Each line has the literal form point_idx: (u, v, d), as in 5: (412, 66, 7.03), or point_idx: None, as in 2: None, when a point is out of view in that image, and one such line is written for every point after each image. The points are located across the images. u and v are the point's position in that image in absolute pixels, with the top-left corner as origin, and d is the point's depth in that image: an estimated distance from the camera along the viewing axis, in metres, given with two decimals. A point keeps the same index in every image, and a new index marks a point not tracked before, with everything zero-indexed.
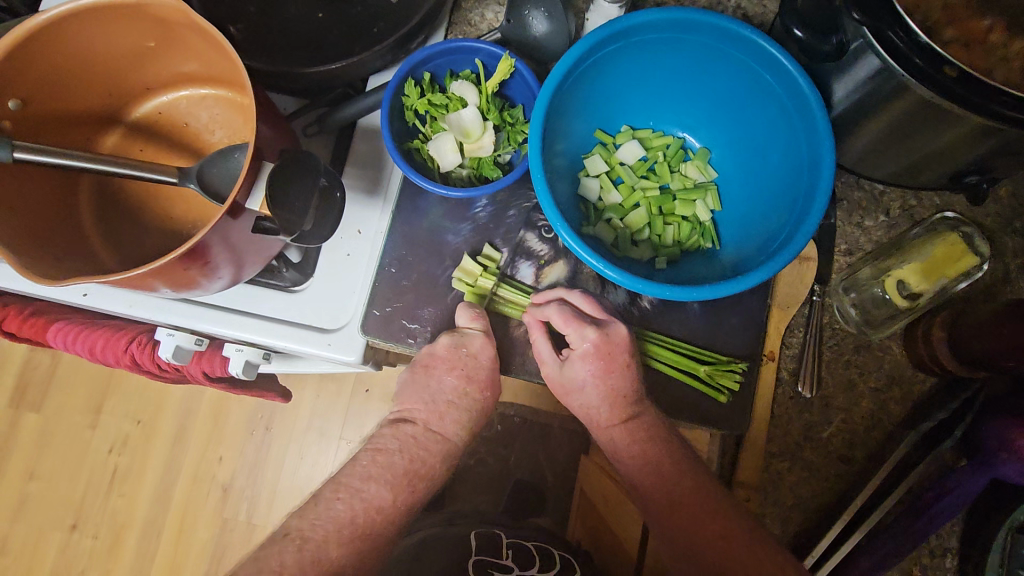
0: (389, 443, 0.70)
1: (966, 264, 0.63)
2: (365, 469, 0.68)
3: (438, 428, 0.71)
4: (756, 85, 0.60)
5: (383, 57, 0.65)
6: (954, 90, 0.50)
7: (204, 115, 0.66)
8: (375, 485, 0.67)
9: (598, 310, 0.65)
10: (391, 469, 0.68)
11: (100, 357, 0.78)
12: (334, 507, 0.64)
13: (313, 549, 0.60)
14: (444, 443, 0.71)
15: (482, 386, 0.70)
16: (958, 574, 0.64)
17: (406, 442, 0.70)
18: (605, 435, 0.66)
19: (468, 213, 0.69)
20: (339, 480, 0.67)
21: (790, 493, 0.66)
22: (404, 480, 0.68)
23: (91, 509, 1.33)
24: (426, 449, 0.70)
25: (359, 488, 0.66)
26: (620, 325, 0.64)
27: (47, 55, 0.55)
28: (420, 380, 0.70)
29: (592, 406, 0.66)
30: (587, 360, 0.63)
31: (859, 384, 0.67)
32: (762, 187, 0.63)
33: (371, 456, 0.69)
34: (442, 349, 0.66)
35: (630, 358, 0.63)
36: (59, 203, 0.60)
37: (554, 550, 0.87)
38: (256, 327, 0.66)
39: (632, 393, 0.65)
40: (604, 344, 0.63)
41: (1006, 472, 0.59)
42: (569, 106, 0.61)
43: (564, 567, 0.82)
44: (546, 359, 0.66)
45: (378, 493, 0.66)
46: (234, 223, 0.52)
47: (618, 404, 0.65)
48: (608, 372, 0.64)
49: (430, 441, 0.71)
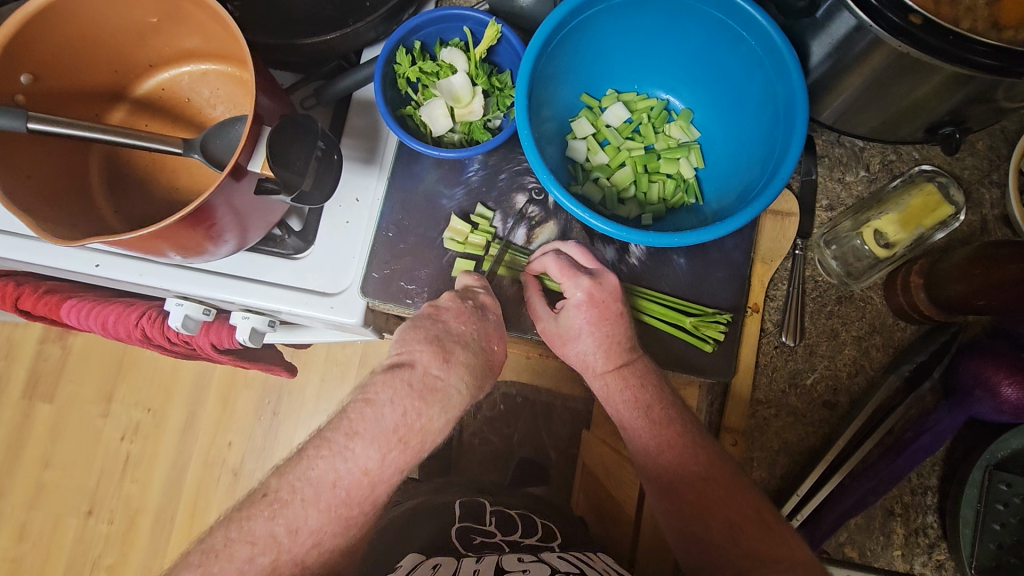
0: (380, 392, 0.61)
1: (943, 213, 0.66)
2: (351, 426, 0.60)
3: (439, 376, 0.62)
4: (733, 43, 0.62)
5: (376, 28, 0.67)
6: (922, 38, 0.52)
7: (205, 91, 0.69)
8: (361, 443, 0.59)
9: (591, 261, 0.67)
10: (379, 423, 0.60)
11: (112, 332, 0.82)
12: (316, 467, 0.58)
13: (289, 517, 0.57)
14: (443, 393, 0.62)
15: (492, 332, 0.66)
16: (938, 510, 0.67)
17: (400, 391, 0.61)
18: (599, 382, 0.68)
19: (461, 177, 0.72)
20: (323, 435, 0.60)
21: (776, 438, 0.69)
22: (393, 437, 0.60)
23: (106, 494, 1.36)
24: (421, 400, 0.61)
25: (345, 448, 0.59)
26: (612, 276, 0.66)
27: (56, 30, 0.58)
28: (427, 323, 0.64)
29: (589, 356, 0.67)
30: (581, 308, 0.65)
31: (842, 333, 0.69)
32: (743, 143, 0.66)
33: (359, 410, 0.61)
34: (449, 302, 0.66)
35: (622, 307, 0.66)
36: (72, 176, 0.63)
37: (536, 516, 0.89)
38: (260, 292, 0.68)
39: (626, 341, 0.66)
40: (599, 292, 0.65)
41: (981, 409, 0.62)
42: (555, 70, 0.63)
43: (545, 534, 0.83)
44: (542, 315, 0.68)
45: (364, 454, 0.59)
46: (237, 186, 0.55)
47: (614, 352, 0.66)
48: (602, 320, 0.65)
49: (429, 391, 0.62)
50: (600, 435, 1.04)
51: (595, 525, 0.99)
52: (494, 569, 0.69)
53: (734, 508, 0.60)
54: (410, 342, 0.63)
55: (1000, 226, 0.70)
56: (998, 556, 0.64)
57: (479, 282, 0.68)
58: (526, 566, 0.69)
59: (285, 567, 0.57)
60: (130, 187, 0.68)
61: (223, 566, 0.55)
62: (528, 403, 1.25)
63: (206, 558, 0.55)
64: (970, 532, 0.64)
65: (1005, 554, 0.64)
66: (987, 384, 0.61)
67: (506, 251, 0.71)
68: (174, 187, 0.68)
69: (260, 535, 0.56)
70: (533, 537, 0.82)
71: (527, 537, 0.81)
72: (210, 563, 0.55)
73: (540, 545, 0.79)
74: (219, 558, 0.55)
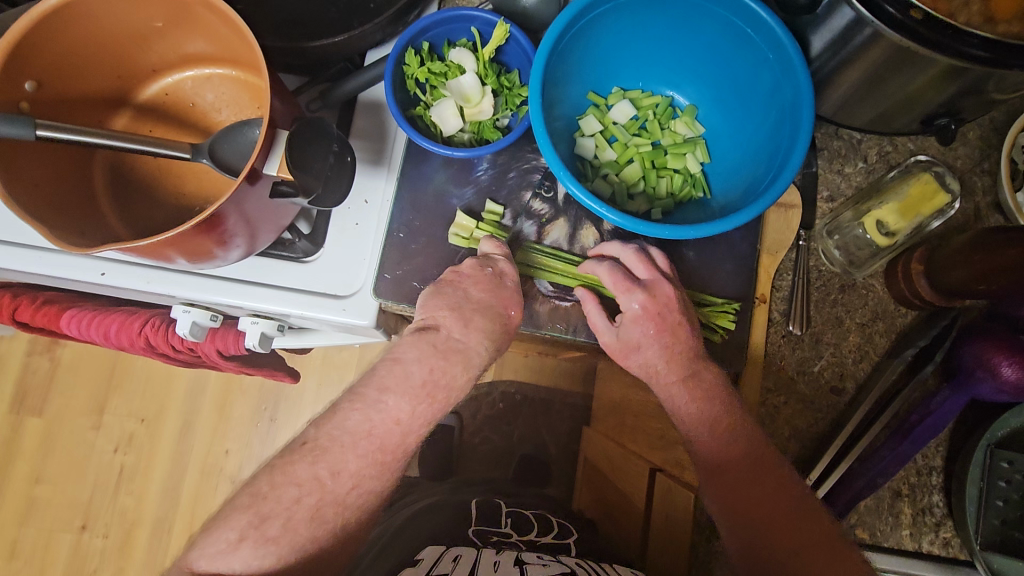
0: (406, 352, 0.65)
1: (939, 202, 0.68)
2: (382, 379, 0.64)
3: (461, 338, 0.66)
4: (737, 39, 0.64)
5: (382, 30, 0.68)
6: (921, 31, 0.54)
7: (210, 95, 0.69)
8: (393, 396, 0.64)
9: (647, 271, 0.67)
10: (407, 379, 0.64)
11: (115, 342, 0.80)
12: (351, 419, 0.63)
13: (330, 461, 0.61)
14: (465, 354, 0.66)
15: (509, 299, 0.67)
16: (942, 489, 0.69)
17: (425, 351, 0.65)
18: (663, 392, 0.67)
19: (471, 176, 0.72)
20: (355, 390, 0.65)
21: (786, 425, 0.70)
22: (421, 391, 0.64)
23: (100, 508, 1.34)
24: (445, 359, 0.65)
25: (376, 401, 0.64)
26: (667, 285, 0.67)
27: (61, 37, 0.57)
28: (448, 290, 0.66)
29: (653, 366, 0.67)
30: (640, 321, 0.66)
31: (847, 320, 0.71)
32: (749, 136, 0.68)
33: (388, 366, 0.65)
34: (469, 269, 0.67)
35: (681, 316, 0.67)
36: (75, 182, 0.62)
37: (552, 517, 0.91)
38: (273, 297, 0.68)
39: (688, 349, 0.67)
40: (654, 304, 0.66)
41: (982, 390, 0.64)
42: (565, 68, 0.64)
43: (560, 532, 0.86)
44: (601, 328, 0.68)
45: (396, 406, 0.64)
46: (251, 189, 0.55)
47: (677, 361, 0.67)
48: (662, 331, 0.66)
49: (451, 352, 0.66)
50: (603, 430, 1.06)
51: (603, 519, 1.00)
52: (515, 561, 0.71)
53: (759, 505, 0.62)
54: (433, 307, 0.65)
55: (993, 213, 0.72)
56: (1002, 531, 0.66)
57: (500, 249, 0.68)
58: (546, 561, 0.72)
59: (328, 508, 0.61)
60: (136, 193, 0.67)
61: (273, 506, 0.59)
62: (528, 402, 1.26)
63: (256, 500, 0.60)
64: (974, 509, 0.66)
65: (1009, 530, 0.66)
66: (989, 365, 0.63)
67: (521, 250, 0.71)
68: (181, 192, 0.67)
69: (304, 476, 0.61)
70: (548, 535, 0.84)
71: (542, 535, 0.83)
72: (261, 504, 0.60)
73: (557, 545, 0.81)
74: (267, 500, 0.60)
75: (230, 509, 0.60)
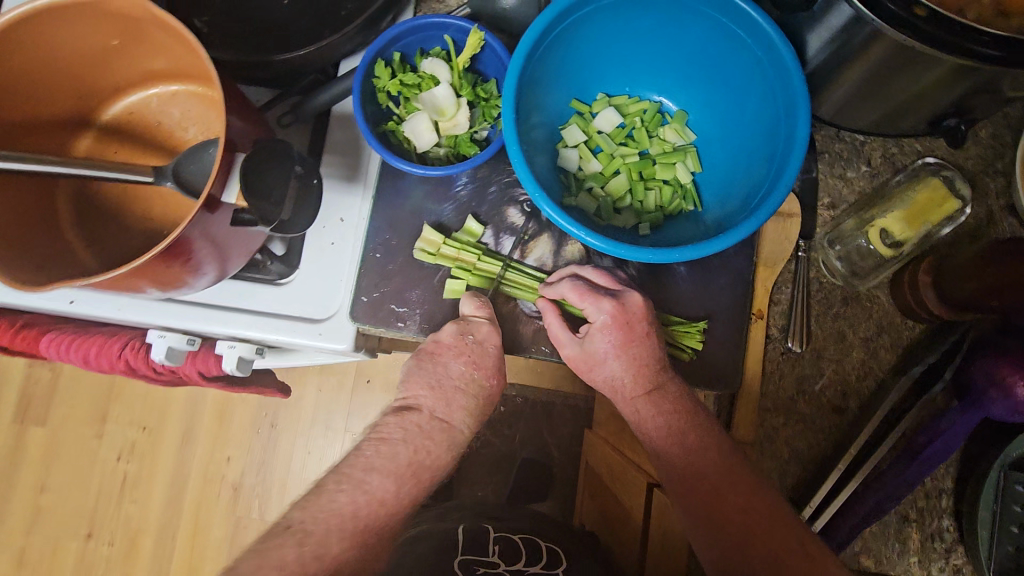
0: (392, 432, 0.62)
1: (949, 209, 0.64)
2: (368, 460, 0.60)
3: (444, 417, 0.64)
4: (728, 42, 0.60)
5: (352, 41, 0.64)
6: (925, 28, 0.50)
7: (176, 111, 0.65)
8: (378, 476, 0.58)
9: (609, 282, 0.65)
10: (393, 459, 0.60)
11: (95, 365, 0.78)
12: (337, 499, 0.56)
13: (314, 545, 0.52)
14: (450, 432, 0.64)
15: (491, 370, 0.66)
16: (953, 512, 0.66)
17: (411, 432, 0.62)
18: (629, 408, 0.65)
19: (450, 192, 0.69)
20: (341, 470, 0.59)
21: (786, 446, 0.67)
22: (407, 472, 0.60)
23: (104, 517, 1.33)
24: (431, 439, 0.63)
25: (362, 480, 0.58)
26: (635, 295, 0.64)
27: (10, 60, 0.54)
28: (428, 366, 0.65)
29: (618, 380, 0.64)
30: (606, 332, 0.63)
31: (850, 336, 0.67)
32: (742, 144, 0.63)
33: (374, 446, 0.61)
34: (447, 339, 0.65)
35: (650, 328, 0.63)
36: (38, 211, 0.60)
37: (541, 541, 0.85)
38: (247, 322, 0.65)
39: (655, 362, 0.64)
40: (621, 313, 0.63)
41: (996, 411, 0.60)
42: (544, 76, 0.61)
43: (550, 560, 0.80)
44: (564, 341, 0.65)
45: (381, 486, 0.58)
46: (212, 218, 0.52)
47: (644, 374, 0.64)
48: (628, 341, 0.63)
49: (436, 432, 0.64)
50: (603, 436, 1.02)
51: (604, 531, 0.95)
52: None
53: (778, 542, 0.55)
54: (415, 386, 0.65)
55: (1006, 217, 0.68)
56: (1017, 558, 0.62)
57: (481, 312, 0.66)
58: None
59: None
60: (102, 217, 0.64)
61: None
62: (529, 405, 1.23)
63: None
64: (986, 533, 0.62)
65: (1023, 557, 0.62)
66: (1002, 384, 0.58)
67: (507, 270, 0.68)
68: (148, 216, 0.65)
69: (286, 563, 0.50)
70: (537, 565, 0.78)
71: (530, 565, 0.79)
72: None
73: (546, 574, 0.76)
74: None
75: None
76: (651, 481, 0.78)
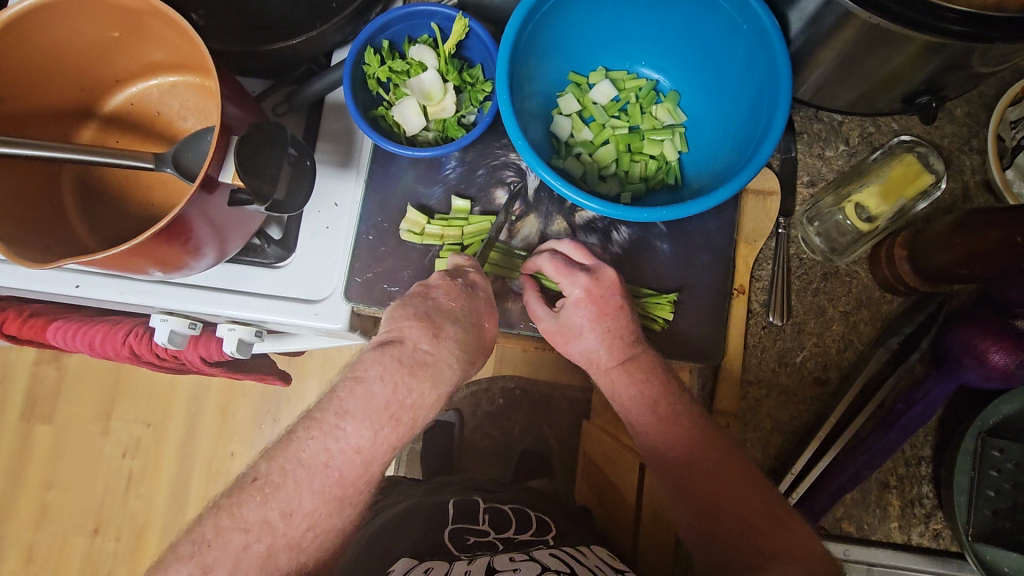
0: (369, 369, 0.57)
1: (923, 183, 0.67)
2: (341, 404, 0.56)
3: (428, 351, 0.59)
4: (711, 16, 0.62)
5: (343, 30, 0.66)
6: (892, 8, 0.52)
7: (175, 102, 0.68)
8: (353, 422, 0.56)
9: (586, 257, 0.67)
10: (370, 400, 0.56)
11: (100, 352, 0.80)
12: (308, 449, 0.55)
13: (282, 501, 0.54)
14: (434, 368, 0.59)
15: (483, 310, 0.64)
16: (931, 479, 0.68)
17: (389, 367, 0.57)
18: (604, 378, 0.67)
19: (439, 174, 0.72)
20: (313, 416, 0.57)
21: (769, 418, 0.69)
22: (385, 414, 0.57)
23: (111, 512, 1.36)
24: (413, 376, 0.58)
25: (336, 427, 0.55)
26: (609, 270, 0.66)
27: (15, 51, 0.57)
28: (417, 301, 0.62)
29: (593, 352, 0.66)
30: (581, 305, 0.65)
31: (830, 309, 0.69)
32: (729, 119, 0.65)
33: (349, 388, 0.57)
34: (438, 280, 0.64)
35: (623, 300, 0.65)
36: (43, 196, 0.63)
37: (530, 510, 0.87)
38: (246, 304, 0.68)
39: (630, 334, 0.66)
40: (596, 287, 0.65)
41: (970, 377, 0.62)
42: (537, 46, 0.63)
43: (539, 526, 0.82)
44: (541, 315, 0.67)
45: (356, 433, 0.56)
46: (211, 198, 0.55)
47: (618, 346, 0.65)
48: (602, 314, 0.65)
49: (420, 366, 0.59)
50: (602, 422, 1.00)
51: (597, 510, 0.96)
52: (486, 570, 0.66)
53: (747, 506, 0.57)
54: (399, 318, 0.60)
55: (982, 192, 0.70)
56: (993, 522, 0.64)
57: (470, 262, 0.66)
58: (516, 564, 0.68)
59: (282, 551, 0.54)
60: (105, 204, 0.67)
61: (218, 556, 0.52)
62: (526, 396, 1.25)
63: (198, 550, 0.52)
64: (964, 499, 0.64)
65: (1000, 520, 0.64)
66: (976, 352, 0.60)
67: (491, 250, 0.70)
68: (150, 202, 0.67)
69: (252, 521, 0.53)
70: (527, 532, 0.80)
71: (520, 532, 0.80)
72: (203, 554, 0.52)
73: (535, 539, 0.77)
74: (211, 549, 0.52)
75: (171, 559, 0.52)
76: (642, 463, 0.77)
